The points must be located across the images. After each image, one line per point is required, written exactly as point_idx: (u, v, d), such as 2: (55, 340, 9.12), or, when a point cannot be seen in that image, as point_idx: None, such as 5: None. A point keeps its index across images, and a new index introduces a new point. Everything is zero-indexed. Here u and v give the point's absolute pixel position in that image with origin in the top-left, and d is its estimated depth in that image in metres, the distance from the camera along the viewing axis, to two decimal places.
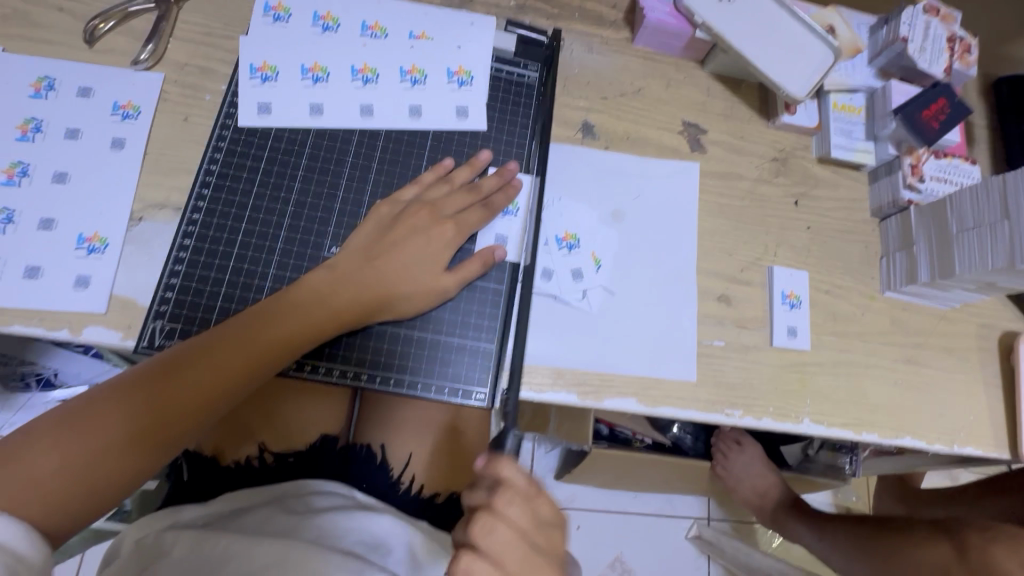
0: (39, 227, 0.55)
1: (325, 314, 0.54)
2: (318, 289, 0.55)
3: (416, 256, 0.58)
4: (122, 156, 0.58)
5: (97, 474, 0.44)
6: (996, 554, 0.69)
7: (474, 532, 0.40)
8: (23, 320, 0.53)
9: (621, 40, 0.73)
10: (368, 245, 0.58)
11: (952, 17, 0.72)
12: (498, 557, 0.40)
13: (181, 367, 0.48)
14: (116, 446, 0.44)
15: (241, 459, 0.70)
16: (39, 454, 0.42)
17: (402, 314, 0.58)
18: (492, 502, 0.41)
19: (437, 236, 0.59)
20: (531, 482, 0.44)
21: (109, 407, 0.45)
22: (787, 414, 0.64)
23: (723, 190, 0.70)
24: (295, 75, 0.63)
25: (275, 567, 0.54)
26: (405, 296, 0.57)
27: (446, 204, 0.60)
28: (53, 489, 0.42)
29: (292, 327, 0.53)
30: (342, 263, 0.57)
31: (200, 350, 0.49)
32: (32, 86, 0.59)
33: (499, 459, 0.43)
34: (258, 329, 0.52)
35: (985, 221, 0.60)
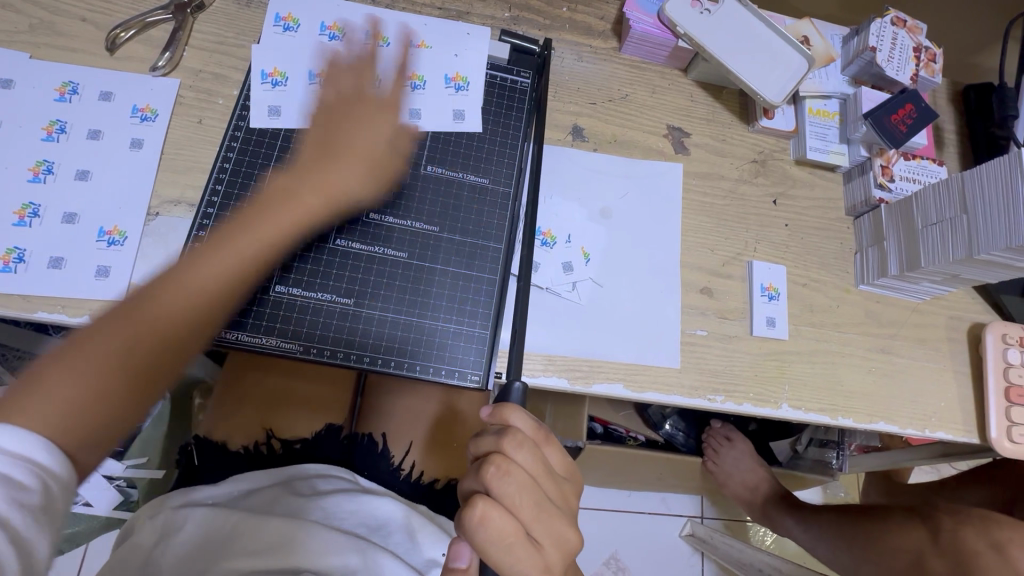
0: (62, 221, 0.59)
1: (294, 201, 0.59)
2: (280, 188, 0.60)
3: (369, 133, 0.64)
4: (140, 155, 0.62)
5: (117, 386, 0.45)
6: (965, 537, 0.74)
7: (493, 473, 0.42)
8: (48, 306, 0.56)
9: (609, 50, 0.78)
10: (326, 128, 0.63)
11: (917, 29, 0.77)
12: (515, 496, 0.42)
13: (169, 290, 0.51)
14: (129, 359, 0.46)
15: (250, 445, 0.74)
16: (57, 379, 0.42)
17: (358, 204, 0.63)
18: (507, 446, 0.44)
19: (380, 124, 0.64)
20: (537, 430, 0.47)
21: (110, 327, 0.47)
22: (766, 399, 0.67)
23: (706, 189, 0.75)
24: (304, 79, 0.66)
25: (281, 545, 0.58)
26: (369, 154, 0.63)
27: (382, 96, 0.66)
28: (77, 403, 0.42)
29: (263, 225, 0.57)
30: (303, 164, 0.62)
31: (179, 275, 0.52)
32: (57, 90, 0.63)
33: (509, 409, 0.46)
34: (225, 241, 0.55)
35: (946, 217, 0.64)
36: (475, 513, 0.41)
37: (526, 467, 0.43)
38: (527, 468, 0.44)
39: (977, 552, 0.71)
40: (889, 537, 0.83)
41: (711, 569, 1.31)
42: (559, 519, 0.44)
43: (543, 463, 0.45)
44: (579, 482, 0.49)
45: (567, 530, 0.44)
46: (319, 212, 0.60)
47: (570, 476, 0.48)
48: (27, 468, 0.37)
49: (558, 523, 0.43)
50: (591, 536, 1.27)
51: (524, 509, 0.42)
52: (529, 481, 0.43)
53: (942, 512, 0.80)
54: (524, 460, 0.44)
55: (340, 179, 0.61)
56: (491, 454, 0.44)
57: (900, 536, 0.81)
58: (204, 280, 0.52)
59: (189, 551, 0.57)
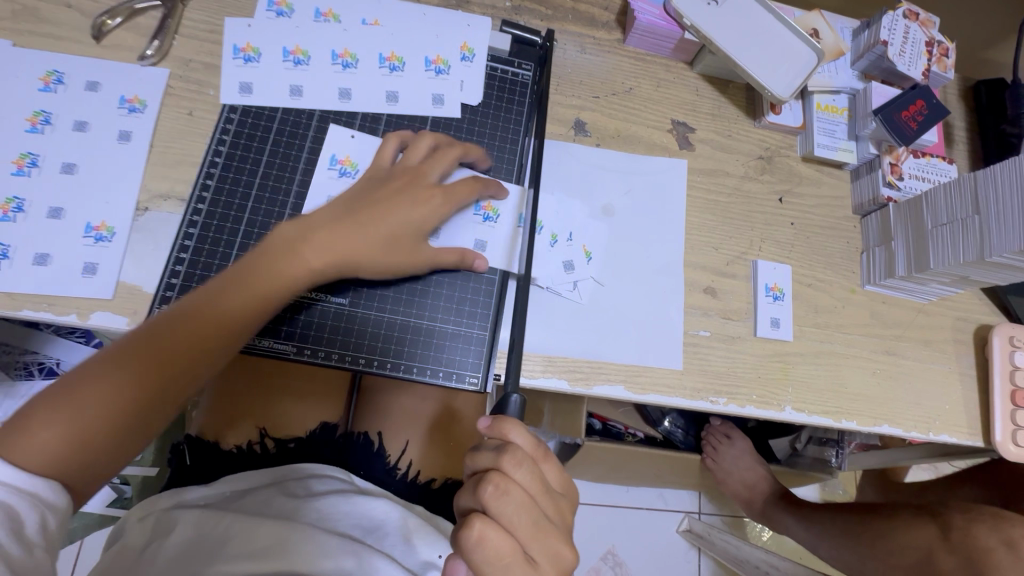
0: (49, 216, 0.57)
1: (299, 261, 0.54)
2: (286, 241, 0.55)
3: (402, 217, 0.58)
4: (129, 148, 0.60)
5: (104, 430, 0.46)
6: (978, 533, 0.73)
7: (490, 492, 0.41)
8: (32, 304, 0.55)
9: (614, 41, 0.76)
10: (349, 201, 0.58)
11: (930, 22, 0.75)
12: (512, 515, 0.41)
13: (167, 338, 0.49)
14: (113, 403, 0.46)
15: (243, 444, 0.72)
16: (41, 417, 0.44)
17: (378, 273, 0.58)
18: (505, 464, 0.42)
19: (418, 198, 0.59)
20: (535, 447, 0.45)
21: (105, 369, 0.47)
22: (769, 401, 0.66)
23: (711, 186, 0.73)
24: (277, 57, 0.65)
25: (276, 549, 0.57)
26: (381, 253, 0.57)
27: (430, 168, 0.60)
28: (60, 447, 0.44)
29: (269, 281, 0.54)
30: (318, 217, 0.57)
31: (177, 321, 0.50)
32: (41, 80, 0.60)
33: (508, 424, 0.45)
34: (225, 291, 0.52)
35: (958, 217, 0.62)
36: (472, 530, 0.40)
37: (523, 486, 0.42)
38: (525, 486, 0.42)
39: (990, 548, 0.71)
40: (898, 533, 0.82)
41: (708, 566, 1.30)
42: (555, 536, 0.42)
43: (541, 480, 0.43)
44: (573, 498, 0.48)
45: (564, 549, 0.42)
46: (325, 273, 0.56)
47: (564, 490, 0.47)
48: (26, 503, 0.42)
49: (554, 540, 0.42)
50: (588, 532, 1.26)
51: (521, 529, 0.41)
52: (527, 499, 0.42)
53: (951, 508, 0.79)
54: (521, 478, 0.42)
55: (345, 254, 0.56)
56: (489, 472, 0.43)
57: (910, 532, 0.80)
58: (205, 329, 0.51)
59: (182, 551, 0.56)
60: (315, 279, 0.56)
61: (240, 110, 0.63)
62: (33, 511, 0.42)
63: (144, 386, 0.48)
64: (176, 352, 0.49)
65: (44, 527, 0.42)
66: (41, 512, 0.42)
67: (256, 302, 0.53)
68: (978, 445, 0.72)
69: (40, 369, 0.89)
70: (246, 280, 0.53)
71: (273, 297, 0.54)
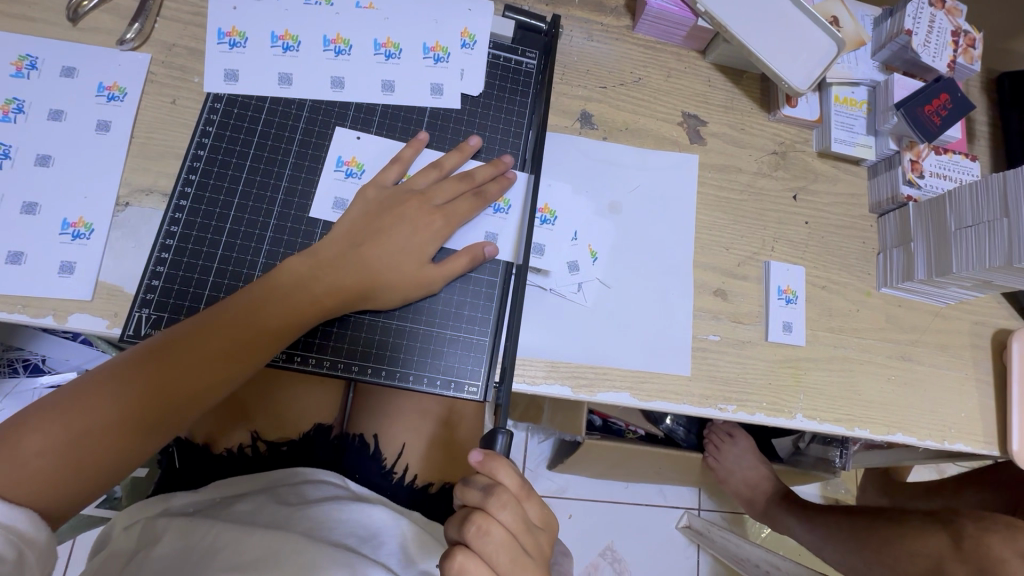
0: (23, 211, 0.54)
1: (311, 297, 0.53)
2: (297, 273, 0.54)
3: (401, 245, 0.56)
4: (108, 139, 0.57)
5: (90, 454, 0.45)
6: (991, 544, 0.71)
7: (472, 532, 0.42)
8: (5, 306, 0.51)
9: (622, 28, 0.72)
10: (354, 230, 0.56)
11: (957, 10, 0.71)
12: (493, 554, 0.42)
13: (170, 361, 0.48)
14: (104, 426, 0.45)
15: (233, 447, 0.68)
16: (29, 433, 0.43)
17: (383, 306, 0.57)
18: (489, 506, 0.43)
19: (424, 226, 0.57)
20: (522, 485, 0.46)
21: (103, 388, 0.46)
22: (780, 409, 0.63)
23: (723, 182, 0.70)
24: (264, 42, 0.61)
25: (264, 561, 0.53)
26: (390, 284, 0.56)
27: (435, 193, 0.58)
28: (42, 468, 0.43)
29: (279, 314, 0.52)
30: (325, 248, 0.55)
31: (180, 345, 0.48)
32: (14, 65, 0.57)
33: (498, 463, 0.45)
34: (235, 320, 0.51)
35: (984, 219, 0.60)
36: (453, 565, 0.42)
37: (506, 527, 0.43)
38: (508, 526, 0.43)
39: (1003, 559, 0.69)
40: (906, 539, 0.80)
41: (707, 564, 1.29)
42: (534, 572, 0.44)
43: (524, 520, 0.44)
44: (554, 531, 0.49)
45: None
46: (334, 308, 0.54)
47: (547, 524, 0.48)
48: (5, 538, 0.41)
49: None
50: (587, 529, 1.25)
51: (502, 568, 0.42)
52: (508, 539, 0.43)
53: (963, 516, 0.77)
54: (505, 519, 0.43)
55: (352, 290, 0.54)
56: (472, 512, 0.43)
57: (919, 539, 0.78)
58: (211, 355, 0.49)
59: (167, 562, 0.53)
60: (325, 315, 0.54)
61: (225, 99, 0.59)
62: (12, 546, 0.41)
63: (140, 408, 0.47)
64: (176, 378, 0.48)
65: (23, 564, 0.41)
66: (21, 547, 0.42)
67: (265, 336, 0.51)
68: (993, 454, 0.69)
69: (25, 366, 0.86)
70: (255, 302, 0.52)
71: (282, 331, 0.52)
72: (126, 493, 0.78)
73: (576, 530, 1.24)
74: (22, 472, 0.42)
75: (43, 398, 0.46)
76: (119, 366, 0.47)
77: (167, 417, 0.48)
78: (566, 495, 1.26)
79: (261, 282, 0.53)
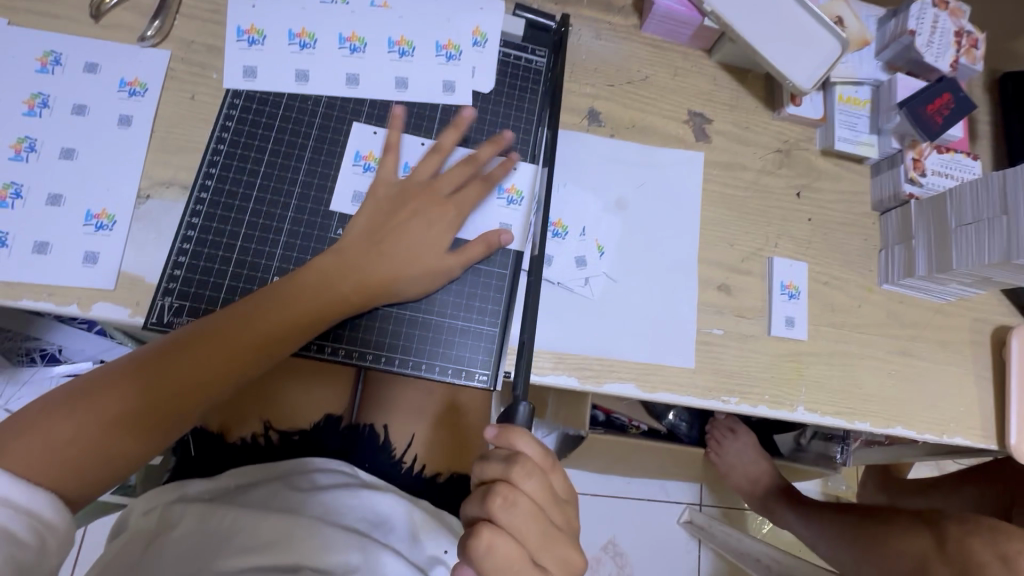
0: (47, 202, 0.55)
1: (334, 296, 0.55)
2: (321, 272, 0.55)
3: (418, 239, 0.58)
4: (129, 133, 0.58)
5: (117, 442, 0.46)
6: (973, 547, 0.71)
7: (500, 503, 0.44)
8: (32, 294, 0.53)
9: (629, 27, 0.73)
10: (372, 225, 0.58)
11: (960, 11, 0.72)
12: (521, 523, 0.44)
13: (191, 354, 0.49)
14: (131, 416, 0.47)
15: (247, 435, 0.70)
16: (60, 421, 0.45)
17: (405, 296, 0.58)
18: (514, 476, 0.45)
19: (437, 217, 0.59)
20: (544, 457, 0.48)
21: (127, 379, 0.48)
22: (782, 402, 0.65)
23: (728, 180, 0.71)
24: (282, 40, 0.62)
25: (280, 546, 0.55)
26: (411, 277, 0.57)
27: (443, 183, 0.60)
28: (70, 456, 0.44)
29: (302, 311, 0.54)
30: (348, 247, 0.57)
31: (205, 339, 0.50)
32: (39, 61, 0.58)
33: (516, 434, 0.47)
34: (259, 315, 0.52)
35: (984, 217, 0.61)
36: (482, 541, 0.43)
37: (532, 495, 0.45)
38: (534, 495, 0.45)
39: (984, 563, 0.69)
40: (896, 537, 0.81)
41: (708, 559, 1.30)
42: (563, 542, 0.45)
43: (548, 490, 0.46)
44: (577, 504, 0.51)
45: (569, 551, 0.46)
46: (359, 305, 0.56)
47: (569, 496, 0.50)
48: (28, 523, 0.41)
49: (563, 548, 0.45)
50: (590, 523, 1.26)
51: (530, 537, 0.44)
52: (534, 509, 0.44)
53: (948, 517, 0.77)
54: (530, 489, 0.45)
55: (373, 289, 0.56)
56: (498, 483, 0.45)
57: (905, 540, 0.79)
58: (231, 350, 0.51)
59: (187, 545, 0.55)
60: (349, 311, 0.56)
61: (244, 95, 0.61)
62: (33, 531, 0.41)
63: (162, 399, 0.48)
64: (197, 370, 0.49)
65: (43, 551, 0.41)
66: (42, 534, 0.41)
67: (288, 332, 0.53)
68: (991, 449, 0.71)
69: (42, 356, 0.88)
70: (276, 297, 0.53)
71: (305, 328, 0.54)
72: (141, 480, 0.80)
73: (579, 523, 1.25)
74: (47, 458, 0.44)
75: (69, 385, 0.47)
76: (144, 357, 0.49)
77: (188, 409, 0.50)
78: None
79: (283, 279, 0.55)
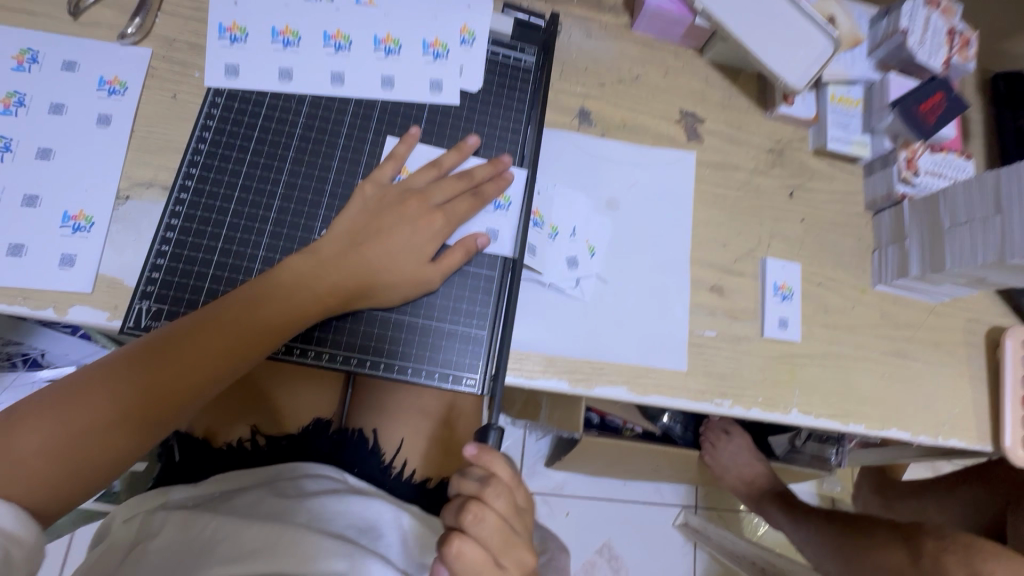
0: (23, 204, 0.54)
1: (312, 295, 0.54)
2: (299, 273, 0.54)
3: (402, 245, 0.57)
4: (108, 133, 0.57)
5: (88, 452, 0.45)
6: (947, 563, 0.69)
7: (468, 519, 0.43)
8: (6, 298, 0.52)
9: (620, 26, 0.72)
10: (354, 228, 0.57)
11: (952, 10, 0.72)
12: (487, 541, 0.43)
13: (165, 358, 0.48)
14: (102, 424, 0.45)
15: (232, 441, 0.68)
16: (26, 433, 0.43)
17: (383, 304, 0.57)
18: (485, 494, 0.44)
19: (424, 225, 0.58)
20: (513, 477, 0.47)
21: (97, 385, 0.46)
22: (775, 404, 0.64)
23: (720, 180, 0.70)
24: (265, 37, 0.61)
25: (264, 553, 0.53)
26: (389, 283, 0.56)
27: (434, 193, 0.59)
28: (39, 468, 0.43)
29: (278, 313, 0.53)
30: (327, 247, 0.56)
31: (178, 343, 0.49)
32: (15, 59, 0.57)
33: (492, 454, 0.46)
34: (235, 317, 0.51)
35: (977, 216, 0.61)
36: (449, 549, 0.42)
37: (499, 514, 0.44)
38: (501, 513, 0.44)
39: None
40: (873, 552, 0.80)
41: (704, 562, 1.29)
42: (526, 560, 0.45)
43: (516, 509, 0.45)
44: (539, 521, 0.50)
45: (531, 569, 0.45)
46: (336, 306, 0.55)
47: (531, 511, 0.49)
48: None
49: (525, 565, 0.44)
50: (584, 526, 1.25)
51: (493, 556, 0.43)
52: (501, 526, 0.44)
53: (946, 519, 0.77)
54: (499, 508, 0.44)
55: (349, 292, 0.55)
56: (467, 500, 0.44)
57: (879, 552, 0.79)
58: (206, 352, 0.49)
59: (168, 553, 0.53)
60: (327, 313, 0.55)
61: (225, 94, 0.60)
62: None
63: (134, 406, 0.47)
64: (170, 376, 0.48)
65: (8, 563, 0.40)
66: (7, 546, 0.40)
67: (262, 333, 0.52)
68: (986, 450, 0.70)
69: (24, 361, 0.85)
70: (251, 297, 0.52)
71: (283, 329, 0.53)
72: (124, 487, 0.78)
73: (572, 527, 1.24)
74: (16, 470, 0.42)
75: (36, 394, 0.46)
76: (115, 362, 0.48)
77: (162, 414, 0.48)
78: (563, 491, 1.26)
79: (259, 280, 0.54)
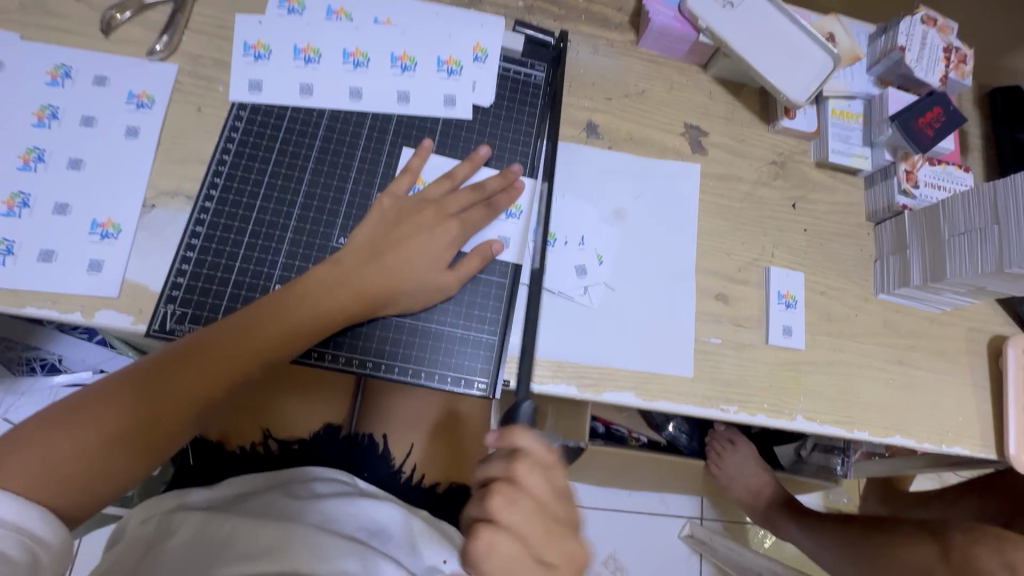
0: (54, 211, 0.56)
1: (332, 304, 0.56)
2: (322, 282, 0.56)
3: (420, 254, 0.59)
4: (136, 144, 0.60)
5: (117, 455, 0.46)
6: (979, 555, 0.71)
7: (501, 500, 0.44)
8: (37, 302, 0.54)
9: (627, 43, 0.75)
10: (373, 240, 0.59)
11: (948, 28, 0.75)
12: (522, 522, 0.44)
13: (192, 364, 0.50)
14: (132, 429, 0.47)
15: (246, 445, 0.70)
16: (59, 437, 0.45)
17: (399, 311, 0.59)
18: (516, 473, 0.46)
19: (440, 234, 0.60)
20: (546, 455, 0.49)
21: (125, 390, 0.48)
22: (780, 410, 0.65)
23: (723, 191, 0.72)
24: (287, 55, 0.64)
25: (275, 555, 0.54)
26: (407, 290, 0.58)
27: (450, 203, 0.61)
28: (72, 471, 0.44)
29: (300, 321, 0.54)
30: (348, 257, 0.58)
31: (204, 350, 0.50)
32: (49, 74, 0.60)
33: (517, 432, 0.48)
34: (259, 324, 0.53)
35: (976, 226, 0.63)
36: (481, 541, 0.43)
37: (534, 494, 0.45)
38: (535, 493, 0.45)
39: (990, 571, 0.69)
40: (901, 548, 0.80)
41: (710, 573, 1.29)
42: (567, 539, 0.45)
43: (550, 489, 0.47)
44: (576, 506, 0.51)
45: (575, 547, 0.46)
46: (355, 314, 0.57)
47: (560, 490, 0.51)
48: (16, 539, 0.40)
49: (569, 545, 0.45)
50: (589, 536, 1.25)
51: (532, 537, 0.44)
52: (535, 506, 0.45)
53: (953, 526, 0.77)
54: (531, 485, 0.46)
55: (368, 300, 0.57)
56: (497, 481, 0.46)
57: (910, 548, 0.79)
58: (232, 358, 0.51)
59: (184, 552, 0.54)
60: (345, 320, 0.57)
61: (249, 107, 0.62)
62: (24, 547, 0.40)
63: (162, 410, 0.48)
64: (195, 381, 0.50)
65: (36, 564, 0.41)
66: (32, 549, 0.41)
67: (285, 340, 0.54)
68: (990, 458, 0.71)
69: (42, 366, 0.87)
70: (274, 306, 0.54)
71: (304, 336, 0.55)
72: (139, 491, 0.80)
73: None
74: (50, 472, 0.43)
75: (68, 399, 0.47)
76: (143, 369, 0.49)
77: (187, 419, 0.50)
78: None
79: (283, 289, 0.55)
